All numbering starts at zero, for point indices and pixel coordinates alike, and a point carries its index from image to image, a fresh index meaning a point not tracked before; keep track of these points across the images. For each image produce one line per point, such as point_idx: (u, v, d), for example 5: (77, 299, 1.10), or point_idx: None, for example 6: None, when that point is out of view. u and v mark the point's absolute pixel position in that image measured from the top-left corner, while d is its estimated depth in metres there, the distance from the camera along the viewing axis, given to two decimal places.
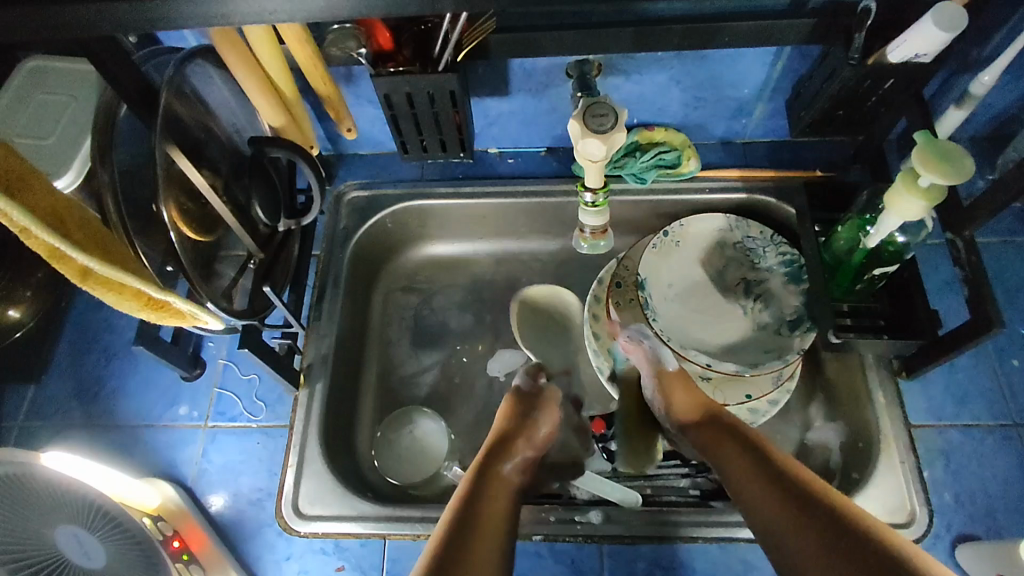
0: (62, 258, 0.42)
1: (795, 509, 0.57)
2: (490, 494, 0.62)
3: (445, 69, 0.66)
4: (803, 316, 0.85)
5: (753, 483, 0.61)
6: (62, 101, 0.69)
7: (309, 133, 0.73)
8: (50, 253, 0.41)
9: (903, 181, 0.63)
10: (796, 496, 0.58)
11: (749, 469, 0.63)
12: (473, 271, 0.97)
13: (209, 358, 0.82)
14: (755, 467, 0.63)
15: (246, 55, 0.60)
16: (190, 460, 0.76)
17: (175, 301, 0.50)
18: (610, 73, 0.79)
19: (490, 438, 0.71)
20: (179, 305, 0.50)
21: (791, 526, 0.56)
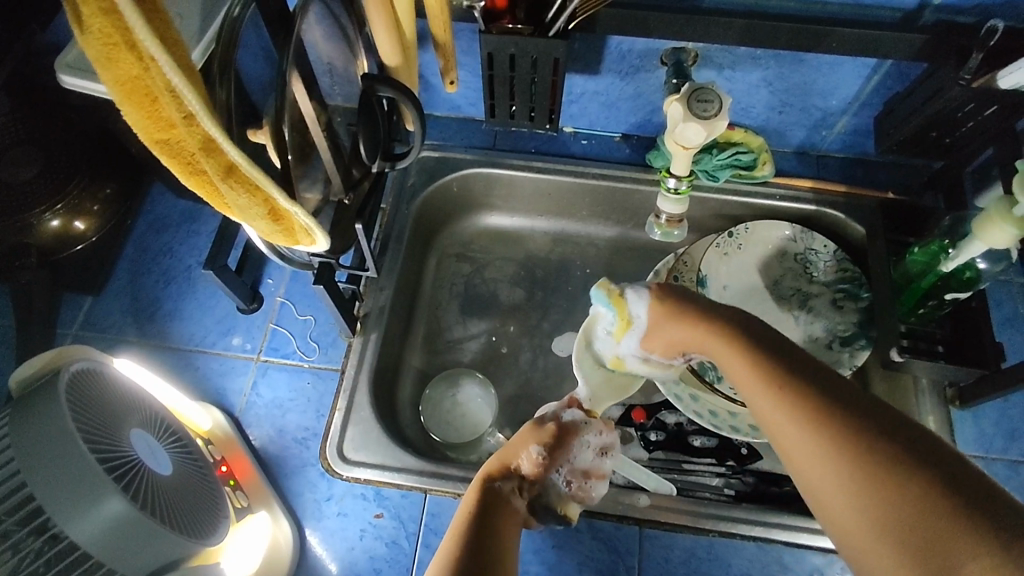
0: (212, 153, 0.44)
1: (796, 417, 0.47)
2: (496, 516, 0.60)
3: (555, 36, 0.66)
4: (857, 334, 0.84)
5: (741, 367, 0.53)
6: None
7: (414, 87, 0.71)
8: (206, 146, 0.43)
9: (998, 207, 0.63)
10: (789, 389, 0.48)
11: (737, 354, 0.54)
12: (529, 247, 0.97)
13: (267, 294, 0.82)
14: (742, 355, 0.54)
15: None
16: (239, 391, 0.77)
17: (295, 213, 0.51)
18: (705, 65, 0.79)
19: (516, 446, 0.67)
20: (297, 219, 0.52)
21: (783, 417, 0.48)
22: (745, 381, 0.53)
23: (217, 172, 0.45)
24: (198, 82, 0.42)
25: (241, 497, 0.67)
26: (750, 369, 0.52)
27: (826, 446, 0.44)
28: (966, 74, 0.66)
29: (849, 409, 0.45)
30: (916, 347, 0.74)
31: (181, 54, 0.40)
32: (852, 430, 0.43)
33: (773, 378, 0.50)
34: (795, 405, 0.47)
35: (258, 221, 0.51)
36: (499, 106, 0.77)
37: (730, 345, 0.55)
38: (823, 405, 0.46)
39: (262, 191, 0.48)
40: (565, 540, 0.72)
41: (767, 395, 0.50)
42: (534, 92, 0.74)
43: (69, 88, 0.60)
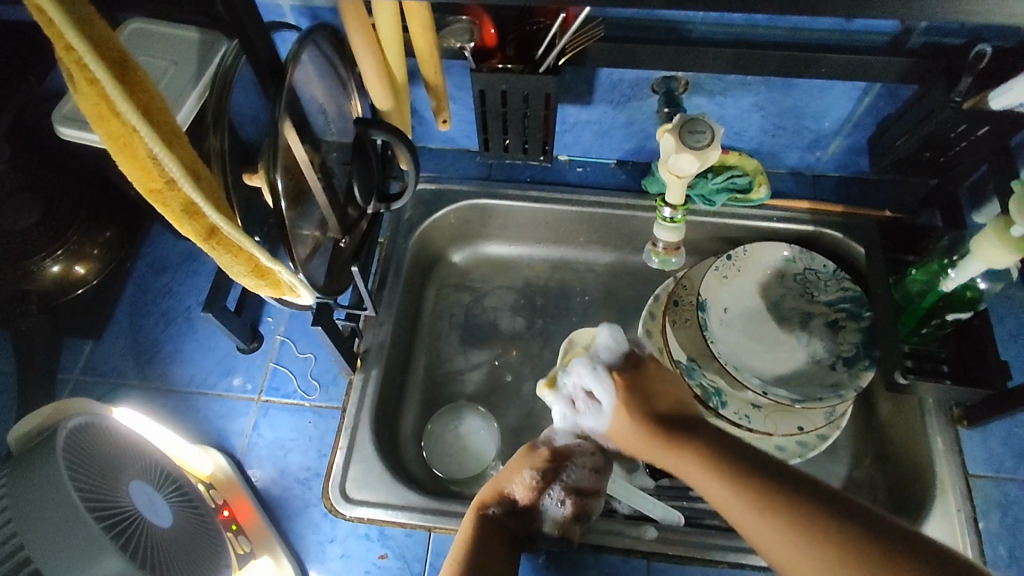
0: (195, 215, 0.44)
1: (751, 504, 0.52)
2: (488, 543, 0.65)
3: (545, 72, 0.67)
4: (861, 354, 0.83)
5: (694, 466, 0.57)
6: (188, 45, 0.63)
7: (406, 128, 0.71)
8: (187, 207, 0.43)
9: (994, 228, 0.63)
10: (737, 478, 0.54)
11: (687, 454, 0.58)
12: (527, 275, 0.97)
13: (267, 333, 0.83)
14: (688, 452, 0.58)
15: (371, 34, 0.57)
16: (240, 432, 0.77)
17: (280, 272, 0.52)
18: (696, 92, 0.79)
19: (508, 472, 0.70)
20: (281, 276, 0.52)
21: (746, 513, 0.52)
22: (706, 484, 0.56)
23: (199, 233, 0.45)
24: (182, 145, 0.42)
25: (244, 542, 0.67)
26: (734, 494, 0.53)
27: (803, 541, 0.48)
28: (958, 95, 0.66)
29: (820, 506, 0.49)
30: (921, 368, 0.73)
31: (166, 120, 0.41)
32: (805, 517, 0.49)
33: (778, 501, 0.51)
34: (772, 513, 0.51)
35: (243, 277, 0.51)
36: (492, 140, 0.78)
37: (676, 447, 0.60)
38: (778, 493, 0.51)
39: (244, 252, 0.48)
40: None
41: (759, 523, 0.51)
42: (526, 125, 0.75)
43: (65, 139, 0.62)
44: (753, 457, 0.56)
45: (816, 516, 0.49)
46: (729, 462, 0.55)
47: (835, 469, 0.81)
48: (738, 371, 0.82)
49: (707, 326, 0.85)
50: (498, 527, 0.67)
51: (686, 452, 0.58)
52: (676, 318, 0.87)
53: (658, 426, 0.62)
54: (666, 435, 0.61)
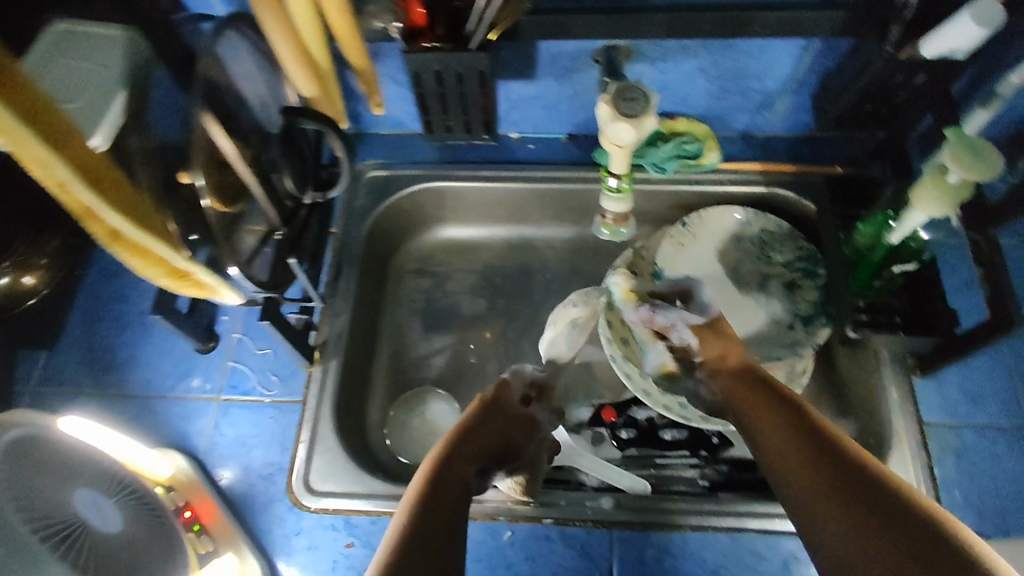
0: (95, 222, 0.46)
1: (812, 469, 0.50)
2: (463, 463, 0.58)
3: (476, 48, 0.66)
4: (817, 312, 0.84)
5: (774, 424, 0.56)
6: (114, 42, 0.61)
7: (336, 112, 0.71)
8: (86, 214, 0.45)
9: (931, 178, 0.63)
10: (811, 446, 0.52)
11: (766, 412, 0.58)
12: (486, 256, 0.97)
13: (223, 331, 0.82)
14: (774, 410, 0.57)
15: (287, 24, 0.56)
16: (201, 432, 0.76)
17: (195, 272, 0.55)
18: (638, 60, 0.79)
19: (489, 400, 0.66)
20: (198, 275, 0.55)
21: (801, 478, 0.50)
22: (772, 439, 0.55)
23: (104, 237, 0.47)
24: (78, 150, 0.43)
25: (206, 543, 0.68)
26: (802, 455, 0.52)
27: (840, 513, 0.46)
28: (890, 45, 0.67)
29: (878, 491, 0.46)
30: (875, 322, 0.74)
31: (57, 123, 0.41)
32: (859, 495, 0.46)
33: (809, 452, 0.51)
34: (829, 482, 0.48)
35: (158, 276, 0.53)
36: (434, 121, 0.77)
37: (765, 403, 0.58)
38: (844, 470, 0.49)
39: (153, 252, 0.50)
40: (538, 551, 0.70)
41: (807, 485, 0.49)
42: (466, 104, 0.74)
43: None
44: (827, 434, 0.53)
45: (872, 498, 0.46)
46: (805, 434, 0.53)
47: None
48: None
49: None
50: (476, 434, 0.62)
51: (771, 409, 0.57)
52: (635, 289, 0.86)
53: (738, 370, 0.64)
54: (749, 380, 0.62)
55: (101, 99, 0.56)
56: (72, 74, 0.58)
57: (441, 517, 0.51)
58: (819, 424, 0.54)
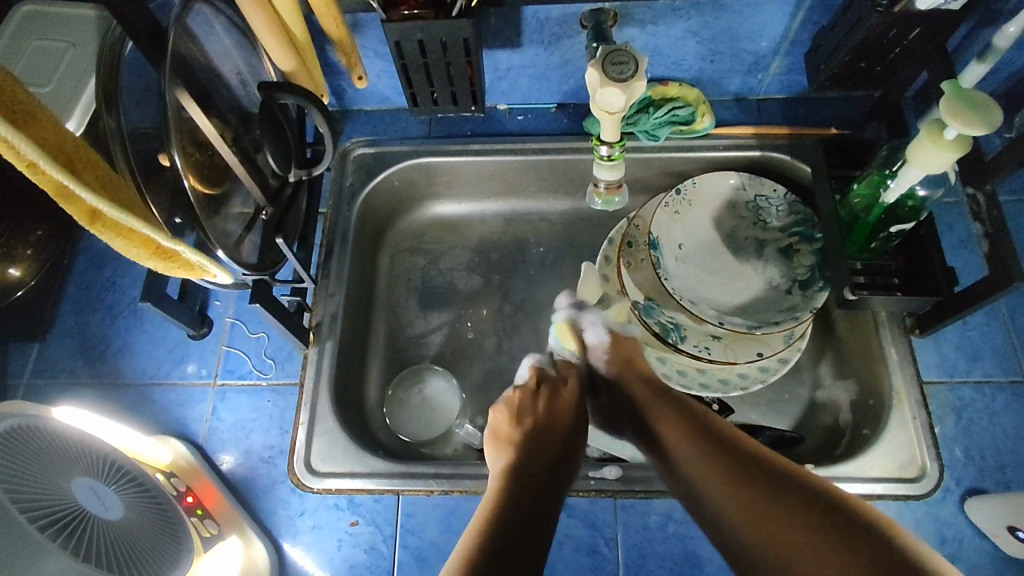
0: (70, 200, 0.42)
1: (696, 446, 0.60)
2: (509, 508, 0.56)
3: (459, 15, 0.64)
4: (815, 276, 0.83)
5: (673, 426, 0.63)
6: (86, 24, 0.64)
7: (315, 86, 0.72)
8: (60, 193, 0.41)
9: (927, 133, 0.62)
10: (703, 438, 0.60)
11: (675, 425, 0.62)
12: (480, 232, 0.96)
13: (216, 317, 0.81)
14: (678, 419, 0.63)
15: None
16: (200, 418, 0.76)
17: (183, 251, 0.52)
18: (627, 23, 0.77)
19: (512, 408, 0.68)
20: (186, 254, 0.52)
21: (708, 470, 0.57)
22: (678, 443, 0.61)
23: (82, 218, 0.43)
24: (41, 126, 0.40)
25: (211, 526, 0.66)
26: (698, 450, 0.59)
27: (739, 491, 0.54)
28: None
29: (762, 477, 0.54)
30: (872, 282, 0.73)
31: (13, 97, 0.38)
32: (738, 465, 0.56)
33: (746, 488, 0.54)
34: (717, 459, 0.57)
35: (146, 259, 0.50)
36: (420, 94, 0.75)
37: (671, 412, 0.64)
38: (725, 447, 0.58)
39: (136, 233, 0.47)
40: None
41: (698, 462, 0.58)
42: (453, 75, 0.72)
43: None
44: (713, 426, 0.61)
45: (768, 488, 0.53)
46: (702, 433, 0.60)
47: (797, 392, 0.81)
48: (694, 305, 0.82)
49: (661, 263, 0.84)
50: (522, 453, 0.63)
51: (659, 400, 0.66)
52: (631, 259, 0.85)
53: (645, 380, 0.70)
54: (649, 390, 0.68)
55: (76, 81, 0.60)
56: (46, 56, 0.62)
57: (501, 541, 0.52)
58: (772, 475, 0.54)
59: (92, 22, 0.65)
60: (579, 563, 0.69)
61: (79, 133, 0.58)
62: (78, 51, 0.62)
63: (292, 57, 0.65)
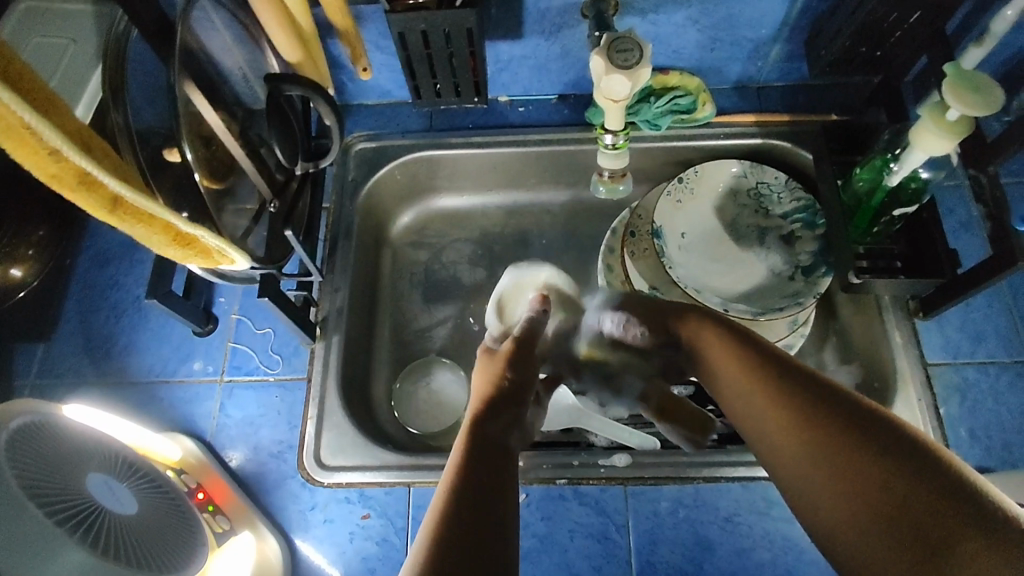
0: (93, 188, 0.42)
1: (743, 366, 0.54)
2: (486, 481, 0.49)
3: (462, 5, 0.64)
4: (818, 262, 0.84)
5: (715, 345, 0.57)
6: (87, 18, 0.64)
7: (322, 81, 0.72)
8: (83, 182, 0.42)
9: (930, 115, 0.62)
10: (751, 358, 0.54)
11: (718, 347, 0.56)
12: (482, 224, 0.96)
13: (222, 313, 0.81)
14: (719, 337, 0.57)
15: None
16: (208, 414, 0.76)
17: (202, 237, 0.53)
18: (627, 12, 0.77)
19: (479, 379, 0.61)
20: (204, 241, 0.53)
21: (759, 395, 0.52)
22: (725, 365, 0.55)
23: (104, 206, 0.44)
24: (59, 114, 0.40)
25: (223, 521, 0.66)
26: (746, 371, 0.53)
27: (791, 419, 0.49)
28: None
29: (820, 402, 0.49)
30: (875, 267, 0.73)
31: (31, 86, 0.38)
32: (791, 386, 0.51)
33: (804, 415, 0.49)
34: (768, 382, 0.52)
35: (166, 247, 0.51)
36: (423, 86, 0.75)
37: (710, 330, 0.58)
38: (776, 368, 0.52)
39: (156, 220, 0.47)
40: (553, 511, 0.70)
41: (748, 384, 0.53)
42: (455, 67, 0.72)
43: None
44: (760, 346, 0.55)
45: (826, 415, 0.48)
46: (751, 352, 0.54)
47: None
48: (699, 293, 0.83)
49: (665, 252, 0.85)
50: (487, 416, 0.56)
51: (695, 318, 0.60)
52: (634, 249, 0.86)
53: (671, 308, 0.63)
54: (678, 310, 0.62)
55: (81, 73, 0.59)
56: (48, 51, 0.62)
57: (475, 508, 0.46)
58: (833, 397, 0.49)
59: (91, 15, 0.64)
60: (591, 551, 0.69)
61: (88, 118, 0.57)
62: (78, 43, 0.62)
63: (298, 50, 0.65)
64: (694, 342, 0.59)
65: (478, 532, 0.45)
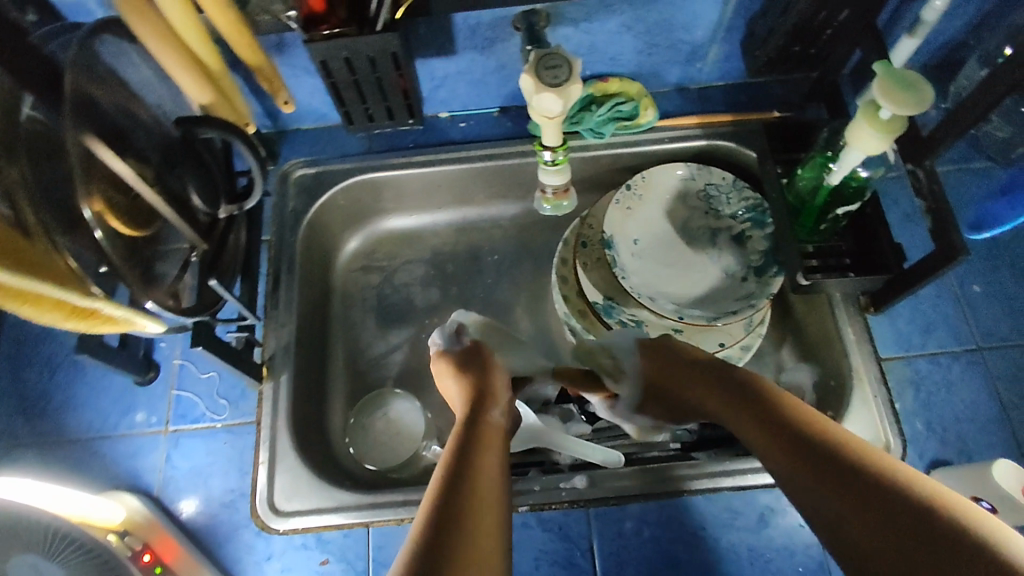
0: None
1: (745, 412, 0.59)
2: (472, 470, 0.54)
3: (383, 29, 0.62)
4: (769, 261, 0.83)
5: (721, 397, 0.63)
6: None
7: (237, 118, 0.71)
8: None
9: (862, 114, 0.62)
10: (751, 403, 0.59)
11: (722, 397, 0.62)
12: (433, 244, 0.94)
13: (163, 360, 0.78)
14: (724, 387, 0.63)
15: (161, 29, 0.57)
16: (154, 468, 0.73)
17: (103, 308, 0.54)
18: (560, 23, 0.75)
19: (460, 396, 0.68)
20: (106, 310, 0.55)
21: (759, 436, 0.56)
22: (730, 413, 0.61)
23: None
24: None
25: None
26: (749, 416, 0.58)
27: (781, 453, 0.53)
28: None
29: (805, 434, 0.53)
30: (824, 266, 0.74)
31: None
32: (783, 424, 0.55)
33: (790, 446, 0.53)
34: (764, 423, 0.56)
35: (62, 320, 0.53)
36: (354, 112, 0.73)
37: (715, 384, 0.64)
38: (773, 409, 0.57)
39: (44, 299, 0.49)
40: (517, 540, 0.69)
41: (749, 428, 0.57)
42: (385, 90, 0.70)
43: None
44: (758, 391, 0.60)
45: (809, 443, 0.52)
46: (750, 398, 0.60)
47: None
48: (653, 301, 0.82)
49: (617, 262, 0.84)
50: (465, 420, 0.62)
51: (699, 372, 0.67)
52: (587, 260, 0.85)
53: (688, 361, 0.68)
54: (689, 362, 0.68)
55: None
56: None
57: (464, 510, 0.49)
58: (809, 430, 0.53)
59: None
60: None
61: None
62: None
63: (207, 90, 0.64)
64: (710, 403, 0.64)
65: (463, 518, 0.49)
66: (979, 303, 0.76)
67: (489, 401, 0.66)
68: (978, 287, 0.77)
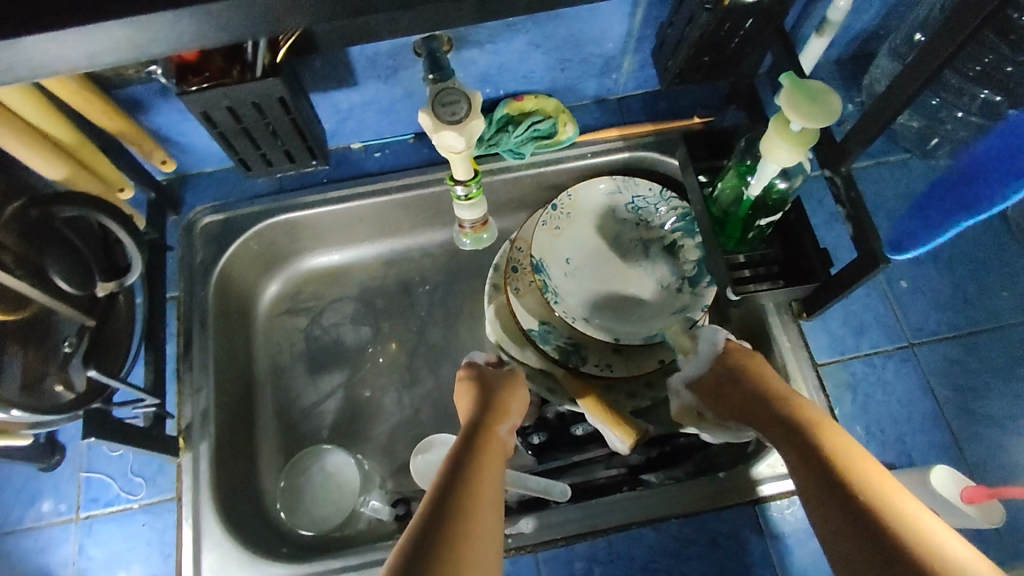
0: None
1: (785, 437, 0.57)
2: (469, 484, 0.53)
3: (264, 74, 0.57)
4: (702, 270, 0.81)
5: (765, 417, 0.60)
6: None
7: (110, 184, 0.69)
8: None
9: (776, 127, 0.60)
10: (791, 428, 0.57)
11: (767, 418, 0.60)
12: (360, 279, 0.89)
13: (69, 440, 0.72)
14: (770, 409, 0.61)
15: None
16: (66, 561, 0.67)
17: None
18: (463, 46, 0.72)
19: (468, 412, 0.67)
20: None
21: (796, 462, 0.54)
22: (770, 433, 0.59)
23: None
24: None
25: None
26: (788, 441, 0.56)
27: (816, 483, 0.51)
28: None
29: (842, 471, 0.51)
30: (757, 275, 0.73)
31: None
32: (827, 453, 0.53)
33: (824, 480, 0.51)
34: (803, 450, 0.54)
35: None
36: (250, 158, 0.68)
37: (761, 402, 0.62)
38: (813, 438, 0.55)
39: None
40: None
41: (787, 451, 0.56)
42: (279, 132, 0.66)
43: None
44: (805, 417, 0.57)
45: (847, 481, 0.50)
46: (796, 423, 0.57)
47: None
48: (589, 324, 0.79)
49: (549, 286, 0.80)
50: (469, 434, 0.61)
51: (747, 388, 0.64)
52: (518, 285, 0.81)
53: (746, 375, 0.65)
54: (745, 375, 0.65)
55: None
56: None
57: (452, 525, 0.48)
58: (826, 449, 0.53)
59: None
60: None
61: None
62: None
63: (60, 164, 0.62)
64: (753, 420, 0.62)
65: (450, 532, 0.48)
66: (907, 298, 0.77)
67: (500, 416, 0.65)
68: (905, 281, 0.77)
